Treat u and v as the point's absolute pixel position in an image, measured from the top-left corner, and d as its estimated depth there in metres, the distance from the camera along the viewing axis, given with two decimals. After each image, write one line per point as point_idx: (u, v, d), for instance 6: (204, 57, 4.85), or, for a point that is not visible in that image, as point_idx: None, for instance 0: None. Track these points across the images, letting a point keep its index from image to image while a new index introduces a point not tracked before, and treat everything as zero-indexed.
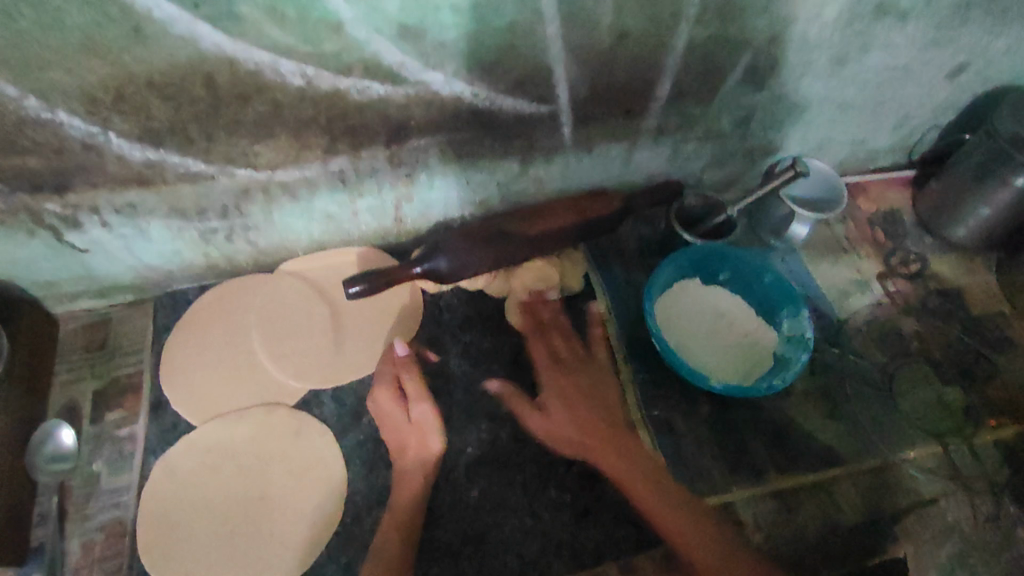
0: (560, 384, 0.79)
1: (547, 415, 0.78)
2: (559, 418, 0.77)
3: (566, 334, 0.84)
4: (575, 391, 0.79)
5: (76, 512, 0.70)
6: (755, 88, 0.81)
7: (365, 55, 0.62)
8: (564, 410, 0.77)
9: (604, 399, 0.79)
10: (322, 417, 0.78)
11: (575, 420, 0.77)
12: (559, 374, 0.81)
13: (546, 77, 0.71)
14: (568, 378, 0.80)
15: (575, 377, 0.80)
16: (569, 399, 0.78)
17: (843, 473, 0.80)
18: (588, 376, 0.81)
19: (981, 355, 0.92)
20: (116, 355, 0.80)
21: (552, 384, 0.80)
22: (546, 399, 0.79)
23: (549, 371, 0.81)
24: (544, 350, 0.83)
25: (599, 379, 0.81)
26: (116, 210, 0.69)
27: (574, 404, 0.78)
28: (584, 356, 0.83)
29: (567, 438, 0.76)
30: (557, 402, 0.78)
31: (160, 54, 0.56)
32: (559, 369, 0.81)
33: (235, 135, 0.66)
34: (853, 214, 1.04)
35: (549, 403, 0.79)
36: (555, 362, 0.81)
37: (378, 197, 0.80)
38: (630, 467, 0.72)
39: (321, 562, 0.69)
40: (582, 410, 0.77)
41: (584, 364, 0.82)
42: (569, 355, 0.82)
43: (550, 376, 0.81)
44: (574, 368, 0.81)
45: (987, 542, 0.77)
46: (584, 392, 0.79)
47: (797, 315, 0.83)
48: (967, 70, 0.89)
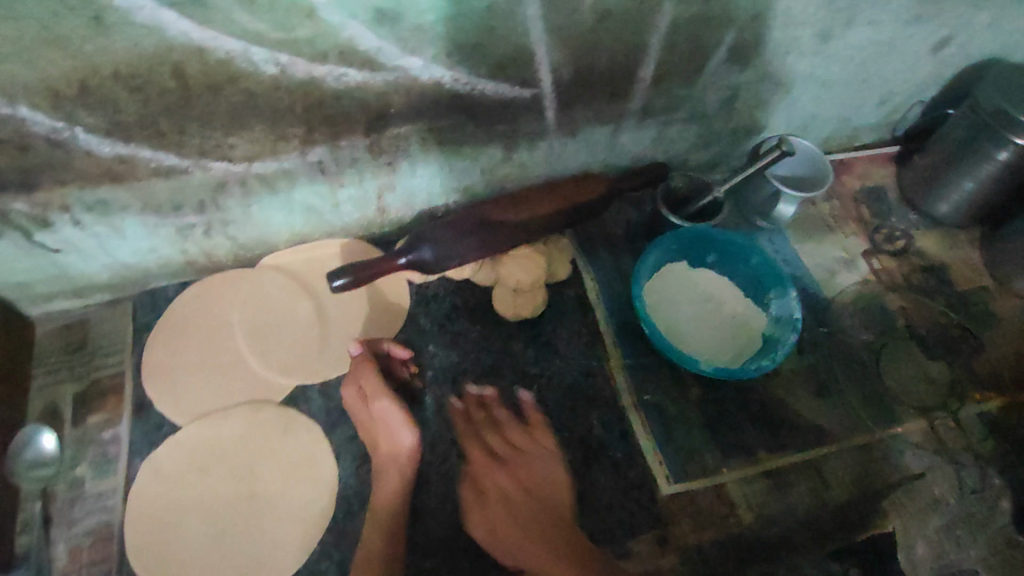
0: (505, 488, 0.73)
1: (485, 521, 0.71)
2: (510, 527, 0.70)
3: (507, 420, 0.78)
4: (524, 501, 0.72)
5: (62, 517, 0.69)
6: (739, 66, 0.80)
7: (340, 41, 0.60)
8: (508, 523, 0.70)
9: (552, 503, 0.72)
10: (311, 413, 0.77)
11: (522, 529, 0.69)
12: (503, 476, 0.74)
13: (527, 59, 0.69)
14: (510, 481, 0.74)
15: (511, 475, 0.74)
16: (506, 505, 0.72)
17: (832, 452, 0.81)
18: (526, 472, 0.74)
19: (966, 329, 0.93)
20: (96, 356, 0.78)
21: (493, 486, 0.73)
22: (488, 494, 0.73)
23: (483, 467, 0.75)
24: (495, 441, 0.76)
25: (537, 472, 0.74)
26: (88, 208, 0.67)
27: (518, 516, 0.71)
28: (523, 444, 0.76)
29: (517, 557, 0.68)
30: (495, 505, 0.72)
31: (125, 45, 0.53)
32: (487, 480, 0.74)
33: (208, 128, 0.63)
34: (839, 191, 1.04)
35: (489, 502, 0.72)
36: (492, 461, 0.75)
37: (359, 187, 0.78)
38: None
39: (314, 559, 0.69)
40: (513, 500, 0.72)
41: (521, 458, 0.75)
42: (510, 448, 0.75)
43: (494, 478, 0.74)
44: (517, 463, 0.75)
45: (973, 513, 0.78)
46: (526, 493, 0.73)
47: (785, 295, 0.83)
48: (951, 44, 0.88)
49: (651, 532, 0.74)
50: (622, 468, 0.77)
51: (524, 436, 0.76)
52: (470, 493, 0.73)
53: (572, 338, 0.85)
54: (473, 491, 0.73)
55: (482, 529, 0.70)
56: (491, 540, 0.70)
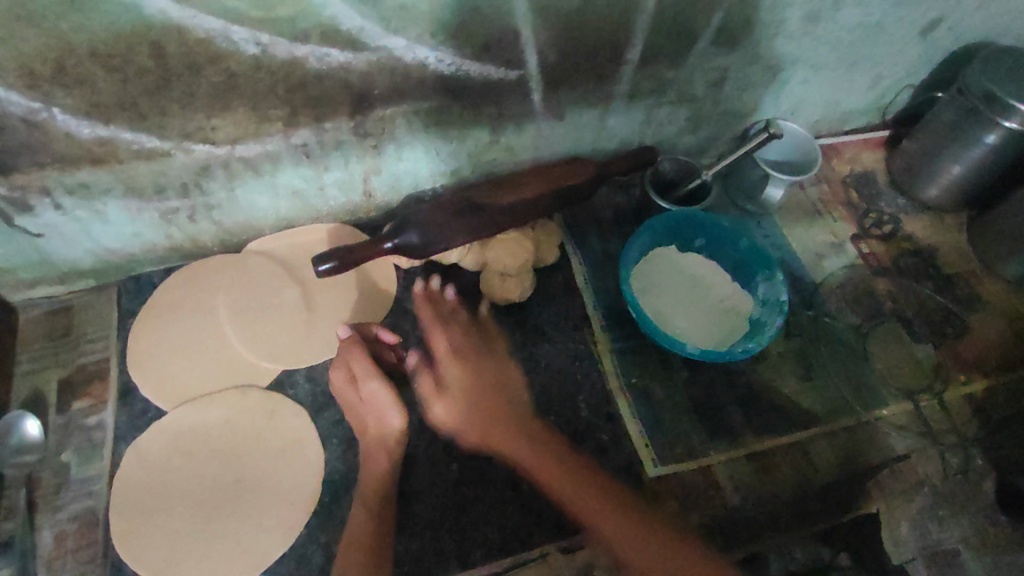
0: (471, 389, 0.72)
1: (448, 404, 0.71)
2: (470, 415, 0.71)
3: (447, 318, 0.78)
4: (483, 386, 0.73)
5: (46, 504, 0.69)
6: (727, 48, 0.80)
7: (321, 20, 0.59)
8: (477, 415, 0.71)
9: (510, 397, 0.73)
10: (297, 398, 0.77)
11: (483, 421, 0.70)
12: (464, 367, 0.73)
13: (513, 40, 0.68)
14: (465, 374, 0.73)
15: (467, 368, 0.74)
16: (467, 394, 0.72)
17: (818, 434, 0.81)
18: (491, 368, 0.74)
19: (952, 313, 0.93)
20: (80, 342, 0.78)
21: (454, 381, 0.73)
22: (448, 388, 0.73)
23: (448, 363, 0.73)
24: (441, 344, 0.75)
25: (493, 368, 0.75)
26: (69, 190, 0.66)
27: (490, 398, 0.72)
28: (480, 346, 0.76)
29: (472, 435, 0.70)
30: (461, 399, 0.72)
31: (102, 22, 0.53)
32: (464, 362, 0.74)
33: (189, 109, 0.63)
34: (828, 175, 1.04)
35: (450, 392, 0.72)
36: (453, 359, 0.74)
37: (345, 170, 0.77)
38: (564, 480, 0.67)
39: (302, 543, 0.69)
40: (490, 406, 0.71)
41: (471, 354, 0.75)
42: (466, 341, 0.76)
43: (452, 374, 0.73)
44: (470, 359, 0.74)
45: (957, 494, 0.79)
46: (490, 388, 0.73)
47: (773, 278, 0.83)
48: (939, 28, 0.88)
49: None
50: (609, 451, 0.77)
51: (473, 337, 0.76)
52: (429, 391, 0.73)
53: (560, 322, 0.85)
54: (432, 382, 0.73)
55: (446, 428, 0.72)
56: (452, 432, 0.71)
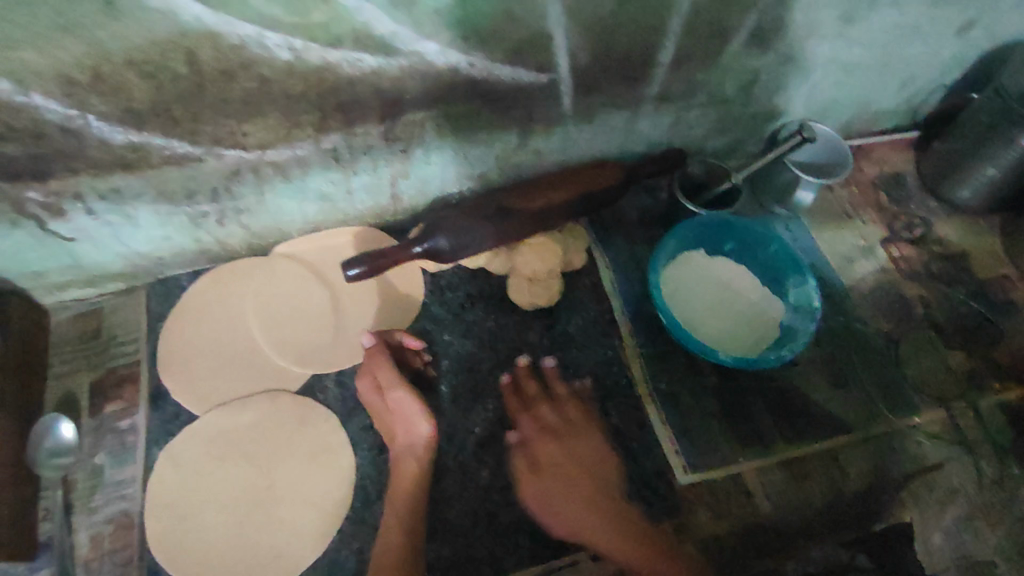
0: (548, 452, 0.72)
1: (536, 482, 0.71)
2: (558, 489, 0.70)
3: (551, 378, 0.78)
4: (569, 452, 0.72)
5: (82, 505, 0.70)
6: (760, 49, 0.78)
7: (355, 26, 0.58)
8: (574, 509, 0.69)
9: (596, 465, 0.72)
10: (327, 402, 0.77)
11: (578, 504, 0.69)
12: (552, 446, 0.73)
13: (545, 44, 0.68)
14: (557, 439, 0.73)
15: (568, 443, 0.73)
16: (565, 473, 0.71)
17: (850, 442, 0.80)
18: (573, 442, 0.73)
19: (985, 318, 0.91)
20: (111, 345, 0.78)
21: (556, 476, 0.71)
22: (541, 467, 0.72)
23: (536, 434, 0.74)
24: (529, 423, 0.74)
25: (591, 450, 0.73)
26: (102, 196, 0.66)
27: (573, 478, 0.71)
28: (576, 417, 0.75)
29: (558, 516, 0.70)
30: (555, 478, 0.71)
31: (138, 30, 0.52)
32: (534, 445, 0.73)
33: (221, 114, 0.62)
34: (857, 178, 1.03)
35: (546, 477, 0.71)
36: (541, 430, 0.74)
37: (373, 174, 0.77)
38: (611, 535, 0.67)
39: (334, 548, 0.69)
40: (556, 473, 0.71)
41: (569, 429, 0.74)
42: (557, 420, 0.75)
43: (553, 451, 0.72)
44: (569, 436, 0.74)
45: (992, 504, 0.78)
46: (570, 455, 0.72)
47: (805, 283, 0.82)
48: (975, 27, 0.86)
49: (670, 521, 0.73)
50: (639, 457, 0.77)
51: (562, 390, 0.78)
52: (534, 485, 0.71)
53: (589, 327, 0.85)
54: (524, 462, 0.73)
55: (543, 510, 0.70)
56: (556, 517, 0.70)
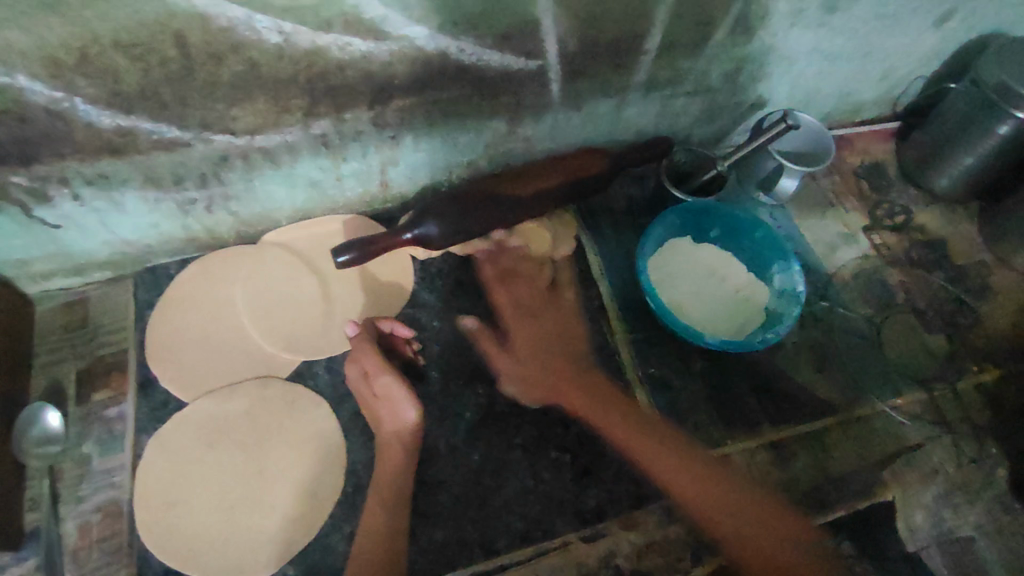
0: (511, 322, 0.81)
1: (517, 357, 0.79)
2: (569, 388, 0.76)
3: (532, 281, 0.83)
4: (552, 349, 0.79)
5: (69, 494, 0.69)
6: (743, 38, 0.80)
7: (345, 9, 0.59)
8: (537, 362, 0.78)
9: (546, 304, 0.82)
10: (317, 388, 0.77)
11: (541, 366, 0.78)
12: (506, 304, 0.82)
13: (534, 30, 0.68)
14: (540, 314, 0.81)
15: (546, 324, 0.81)
16: (552, 368, 0.78)
17: (833, 424, 0.81)
18: (550, 311, 0.82)
19: (963, 303, 0.94)
20: (98, 334, 0.77)
21: (527, 333, 0.80)
22: (518, 351, 0.79)
23: (528, 318, 0.81)
24: (503, 301, 0.82)
25: (567, 323, 0.82)
26: (89, 181, 0.66)
27: (534, 335, 0.80)
28: (547, 305, 0.82)
29: (515, 365, 0.78)
30: (533, 325, 0.80)
31: (126, 11, 0.52)
32: (511, 319, 0.81)
33: (210, 99, 0.62)
34: (839, 166, 1.04)
35: (523, 328, 0.80)
36: (497, 285, 0.83)
37: (363, 161, 0.77)
38: (683, 477, 0.69)
39: (326, 532, 0.69)
40: (528, 335, 0.80)
41: (544, 306, 0.82)
42: (531, 299, 0.82)
43: (541, 352, 0.79)
44: (545, 312, 0.81)
45: (971, 482, 0.80)
46: (558, 342, 0.80)
47: (789, 268, 0.83)
48: (953, 18, 0.88)
49: (658, 503, 0.74)
50: None
51: (546, 289, 0.83)
52: (510, 364, 0.79)
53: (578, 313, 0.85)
54: (495, 343, 0.80)
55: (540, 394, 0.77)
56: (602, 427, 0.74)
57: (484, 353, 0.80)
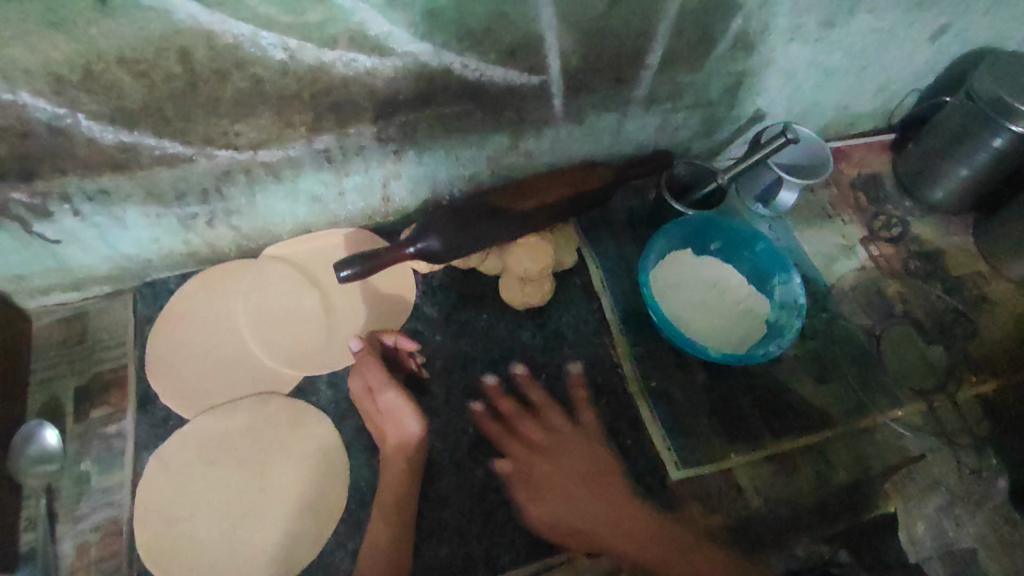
0: (509, 449, 0.74)
1: (517, 470, 0.73)
2: (590, 515, 0.69)
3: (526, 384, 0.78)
4: (572, 482, 0.71)
5: (66, 514, 0.68)
6: (743, 53, 0.80)
7: (350, 26, 0.59)
8: (560, 500, 0.71)
9: (526, 434, 0.75)
10: (320, 404, 0.76)
11: (556, 489, 0.71)
12: (519, 447, 0.74)
13: (537, 46, 0.69)
14: (541, 455, 0.73)
15: (564, 462, 0.72)
16: (574, 508, 0.70)
17: (835, 436, 0.82)
18: (552, 446, 0.74)
19: (961, 314, 0.95)
20: (97, 349, 0.77)
21: (541, 473, 0.72)
22: (535, 472, 0.72)
23: (539, 459, 0.73)
24: (518, 447, 0.74)
25: (574, 455, 0.73)
26: (89, 197, 0.65)
27: (558, 472, 0.72)
28: (551, 439, 0.74)
29: (550, 512, 0.70)
30: (529, 458, 0.73)
31: (131, 29, 0.52)
32: (552, 480, 0.71)
33: (214, 114, 0.62)
34: (836, 178, 1.05)
35: (537, 469, 0.72)
36: (503, 432, 0.75)
37: (365, 175, 0.77)
38: None
39: (329, 550, 0.68)
40: (526, 462, 0.73)
41: (557, 448, 0.73)
42: (543, 438, 0.74)
43: (558, 480, 0.72)
44: (553, 451, 0.73)
45: (971, 493, 0.80)
46: (584, 486, 0.71)
47: (790, 280, 0.84)
48: (947, 33, 0.89)
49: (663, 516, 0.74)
50: (632, 454, 0.77)
51: (548, 412, 0.76)
52: (529, 502, 0.72)
53: (580, 326, 0.85)
54: (513, 467, 0.73)
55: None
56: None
57: (517, 497, 0.73)
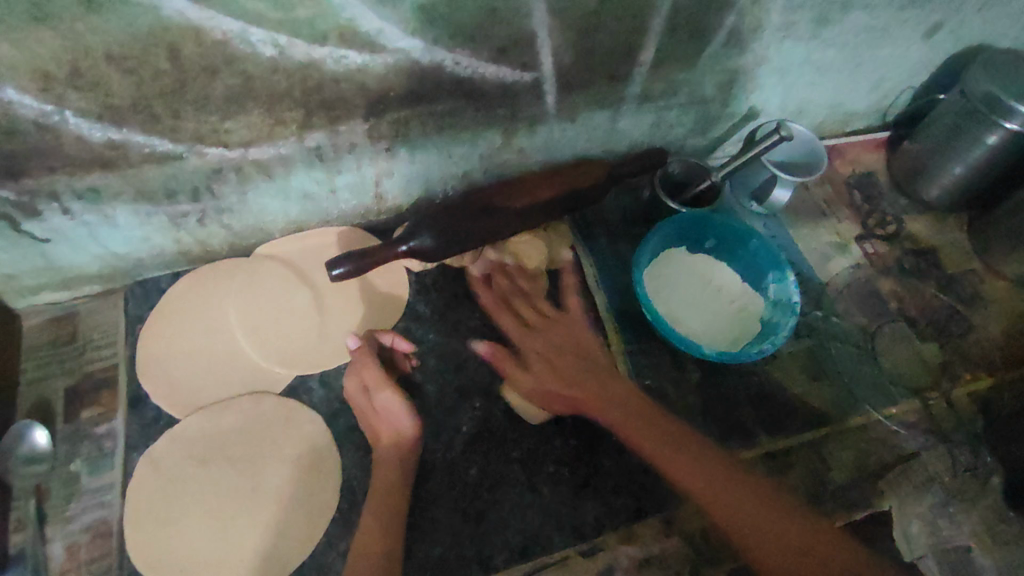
0: (526, 339, 0.77)
1: (531, 373, 0.75)
2: (596, 395, 0.72)
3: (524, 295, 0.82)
4: (559, 352, 0.76)
5: (56, 515, 0.67)
6: (737, 50, 0.80)
7: (340, 22, 0.58)
8: (547, 372, 0.75)
9: (548, 313, 0.80)
10: (312, 403, 0.76)
11: (553, 371, 0.74)
12: (525, 337, 0.78)
13: (530, 43, 0.68)
14: (560, 343, 0.77)
15: (555, 338, 0.77)
16: (562, 382, 0.74)
17: (830, 434, 0.82)
18: (557, 335, 0.77)
19: (955, 311, 0.95)
20: (87, 349, 0.76)
21: (534, 351, 0.76)
22: (529, 363, 0.76)
23: (538, 356, 0.76)
24: (507, 321, 0.79)
25: (572, 335, 0.78)
26: (78, 195, 0.65)
27: (562, 352, 0.76)
28: (551, 317, 0.79)
29: (548, 386, 0.74)
30: (536, 341, 0.77)
31: (118, 25, 0.52)
32: (570, 377, 0.74)
33: (203, 111, 0.62)
34: (831, 176, 1.05)
35: (529, 366, 0.75)
36: (519, 329, 0.78)
37: (357, 173, 0.76)
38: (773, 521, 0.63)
39: (321, 551, 0.68)
40: (550, 346, 0.76)
41: (556, 324, 0.78)
42: (542, 320, 0.79)
43: (545, 355, 0.76)
44: (550, 330, 0.78)
45: (966, 491, 0.79)
46: (568, 354, 0.75)
47: (784, 278, 0.83)
48: (941, 31, 0.89)
49: (657, 515, 0.73)
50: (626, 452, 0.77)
51: (553, 309, 0.80)
52: (529, 380, 0.75)
53: None
54: (510, 355, 0.77)
55: (714, 510, 0.65)
56: (742, 526, 0.63)
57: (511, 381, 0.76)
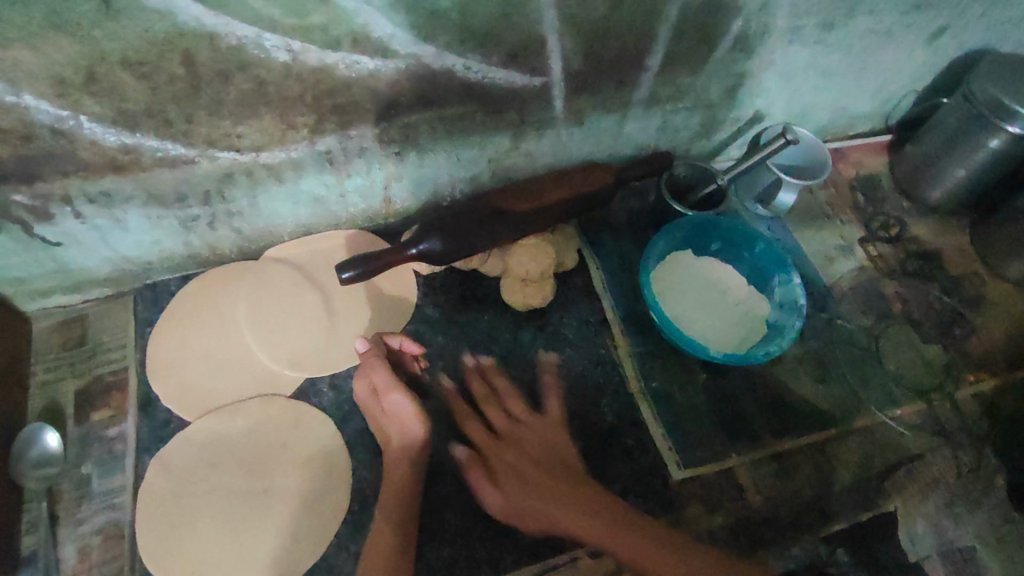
0: (508, 452, 0.71)
1: (503, 491, 0.69)
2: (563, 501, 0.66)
3: (509, 391, 0.76)
4: (529, 463, 0.69)
5: (68, 517, 0.68)
6: (743, 54, 0.81)
7: (353, 28, 0.59)
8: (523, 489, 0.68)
9: (516, 417, 0.74)
10: (322, 405, 0.76)
11: (528, 480, 0.68)
12: (501, 448, 0.71)
13: (539, 48, 0.69)
14: (530, 458, 0.70)
15: (529, 444, 0.71)
16: (539, 492, 0.67)
17: (836, 435, 0.82)
18: (530, 442, 0.71)
19: (959, 313, 0.95)
20: (98, 352, 0.76)
21: (503, 464, 0.70)
22: (502, 478, 0.70)
23: (527, 478, 0.68)
24: (476, 429, 0.73)
25: (553, 442, 0.72)
26: (91, 199, 0.65)
27: (523, 463, 0.69)
28: (531, 420, 0.73)
29: (525, 509, 0.67)
30: (516, 448, 0.71)
31: (134, 31, 0.52)
32: (539, 484, 0.68)
33: (216, 116, 0.62)
34: (835, 179, 1.06)
35: (501, 477, 0.70)
36: (493, 440, 0.72)
37: (366, 176, 0.77)
38: None
39: (331, 552, 0.68)
40: (514, 449, 0.71)
41: (520, 434, 0.72)
42: (508, 427, 0.73)
43: (513, 463, 0.70)
44: (521, 436, 0.72)
45: (970, 491, 0.80)
46: (541, 464, 0.69)
47: (789, 279, 0.84)
48: (944, 35, 0.90)
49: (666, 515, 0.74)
50: (634, 454, 0.77)
51: (523, 412, 0.74)
52: (495, 496, 0.69)
53: (581, 327, 0.86)
54: (485, 472, 0.71)
55: None
56: None
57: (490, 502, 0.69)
